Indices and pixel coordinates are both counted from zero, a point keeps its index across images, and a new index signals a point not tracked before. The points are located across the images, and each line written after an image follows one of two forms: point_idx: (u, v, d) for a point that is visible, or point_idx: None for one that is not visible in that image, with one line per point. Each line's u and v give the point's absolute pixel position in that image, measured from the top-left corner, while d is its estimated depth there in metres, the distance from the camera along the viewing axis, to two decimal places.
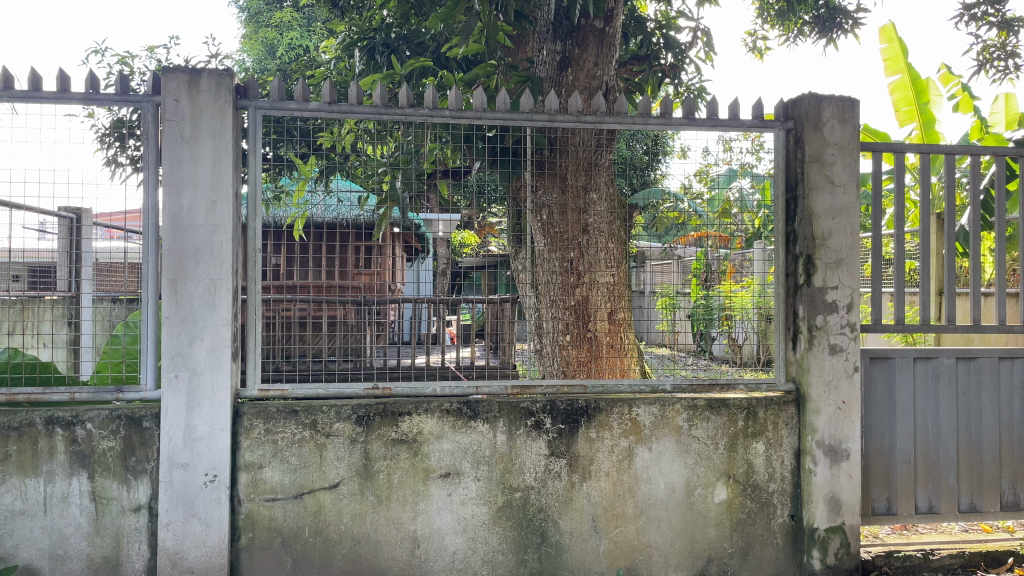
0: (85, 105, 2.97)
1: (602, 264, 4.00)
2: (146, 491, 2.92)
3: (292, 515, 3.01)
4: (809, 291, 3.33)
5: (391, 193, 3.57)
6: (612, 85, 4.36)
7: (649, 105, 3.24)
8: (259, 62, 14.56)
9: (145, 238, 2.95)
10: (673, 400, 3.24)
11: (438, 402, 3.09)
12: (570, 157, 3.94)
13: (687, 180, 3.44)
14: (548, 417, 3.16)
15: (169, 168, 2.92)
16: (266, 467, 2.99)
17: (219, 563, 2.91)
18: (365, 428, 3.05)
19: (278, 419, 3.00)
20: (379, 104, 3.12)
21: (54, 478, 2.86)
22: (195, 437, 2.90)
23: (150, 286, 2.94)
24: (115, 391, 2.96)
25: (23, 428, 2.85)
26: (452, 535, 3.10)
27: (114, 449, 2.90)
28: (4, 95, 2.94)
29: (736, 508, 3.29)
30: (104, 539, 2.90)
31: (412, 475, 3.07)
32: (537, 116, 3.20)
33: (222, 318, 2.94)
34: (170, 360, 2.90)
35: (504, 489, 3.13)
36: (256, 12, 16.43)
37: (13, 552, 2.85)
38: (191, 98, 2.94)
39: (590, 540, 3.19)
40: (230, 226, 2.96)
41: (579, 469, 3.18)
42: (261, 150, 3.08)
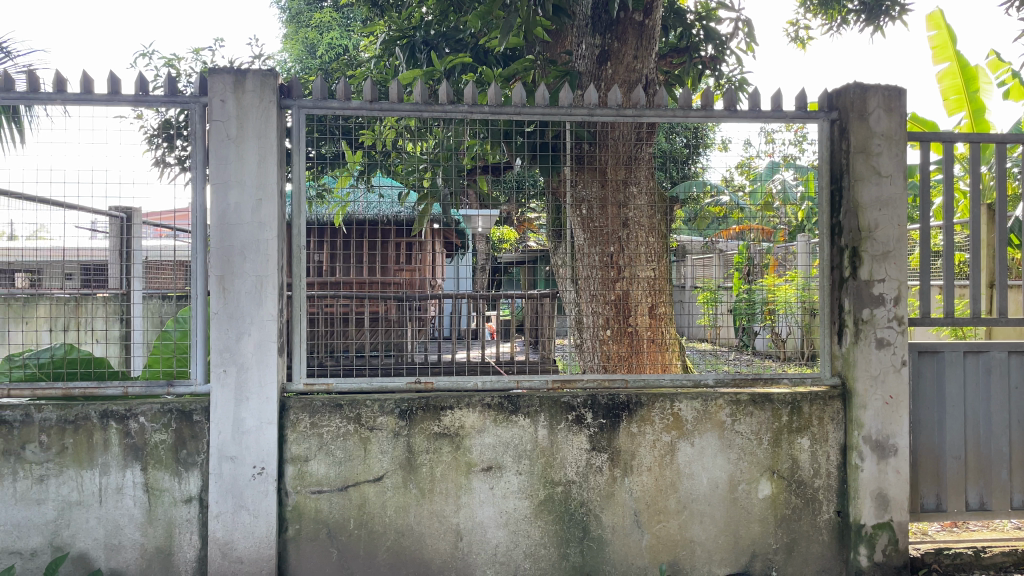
0: (134, 107, 3.05)
1: (643, 258, 3.94)
2: (197, 483, 2.99)
3: (337, 507, 3.06)
4: (855, 285, 3.27)
5: (432, 189, 3.63)
6: (651, 79, 4.33)
7: (690, 98, 3.21)
8: (300, 62, 14.77)
9: (193, 237, 3.02)
10: (716, 395, 3.22)
11: (479, 396, 3.11)
12: (610, 151, 3.87)
13: (728, 172, 3.44)
14: (590, 412, 3.16)
15: (216, 168, 2.98)
16: (312, 460, 3.05)
17: (267, 553, 2.97)
18: (408, 421, 3.08)
19: (324, 413, 3.05)
20: (420, 102, 3.15)
21: (109, 470, 2.95)
22: (243, 431, 2.96)
23: (199, 283, 3.01)
24: (166, 385, 3.03)
25: (78, 422, 2.93)
26: (494, 528, 3.13)
27: (166, 442, 2.98)
28: (57, 99, 3.03)
29: (781, 504, 3.26)
30: (157, 529, 2.98)
31: (454, 468, 3.10)
32: (576, 111, 3.20)
33: (269, 314, 3.00)
34: (218, 355, 2.97)
35: (546, 483, 3.14)
36: (297, 12, 16.62)
37: (69, 541, 2.94)
38: (237, 99, 3.00)
39: (632, 535, 3.19)
40: (276, 223, 3.01)
41: (620, 463, 3.18)
42: (305, 149, 3.13)
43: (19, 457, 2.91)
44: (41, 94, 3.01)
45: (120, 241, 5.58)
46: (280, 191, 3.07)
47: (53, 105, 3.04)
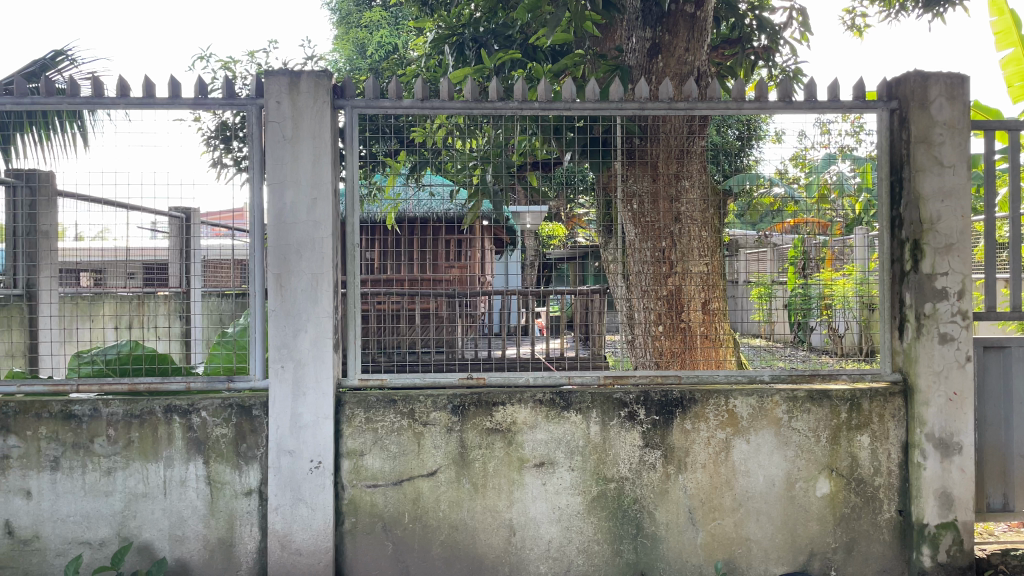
0: (193, 110, 3.12)
1: (695, 252, 3.90)
2: (256, 476, 3.06)
3: (392, 501, 3.09)
4: (917, 278, 3.18)
5: (481, 186, 3.56)
6: (704, 71, 4.27)
7: (744, 89, 3.16)
8: (351, 63, 14.97)
9: (252, 236, 3.08)
10: (772, 392, 3.17)
11: (530, 392, 3.12)
12: (661, 145, 3.77)
13: (783, 165, 3.33)
14: (642, 408, 3.14)
15: (273, 168, 3.04)
16: (367, 454, 3.09)
17: (325, 546, 3.03)
18: (460, 417, 3.10)
19: (378, 408, 3.09)
20: (470, 100, 3.17)
21: (173, 463, 3.04)
22: (301, 425, 3.02)
23: (257, 281, 3.08)
24: (227, 380, 3.11)
25: (144, 416, 3.03)
26: (547, 524, 3.13)
27: (227, 436, 3.05)
28: (121, 103, 3.12)
29: (840, 502, 3.19)
30: (218, 521, 3.06)
31: (507, 464, 3.12)
32: (627, 105, 3.17)
33: (324, 310, 3.05)
34: (276, 351, 3.03)
35: (598, 479, 3.13)
36: (348, 13, 16.85)
37: (136, 532, 3.03)
38: (292, 100, 3.05)
39: (687, 533, 3.16)
40: (330, 222, 3.06)
41: (674, 460, 3.15)
42: (358, 149, 3.18)
43: (88, 450, 3.02)
44: (105, 99, 3.11)
45: (181, 240, 5.74)
46: (334, 190, 3.12)
47: (117, 109, 3.14)
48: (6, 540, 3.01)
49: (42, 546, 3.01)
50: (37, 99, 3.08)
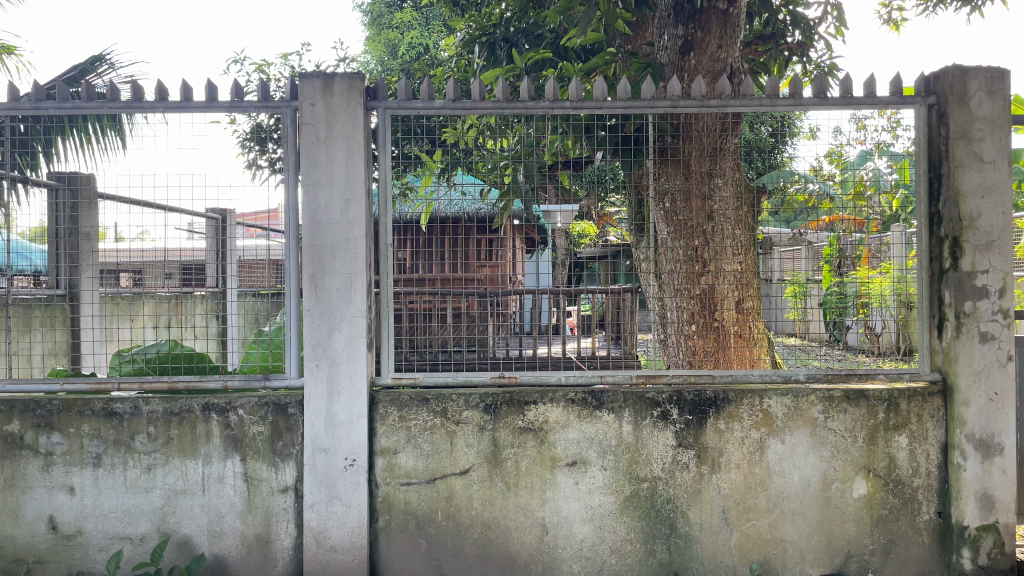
0: (230, 112, 3.17)
1: (729, 250, 3.83)
2: (292, 474, 3.10)
3: (426, 499, 3.12)
4: (956, 276, 3.13)
5: (513, 185, 3.59)
6: (736, 68, 4.24)
7: (778, 85, 3.13)
8: (381, 64, 15.06)
9: (287, 236, 3.12)
10: (808, 391, 3.13)
11: (563, 391, 3.12)
12: (694, 142, 3.79)
13: (817, 161, 3.30)
14: (675, 408, 3.12)
15: (307, 169, 3.08)
16: (401, 452, 3.12)
17: (359, 543, 3.06)
18: (493, 416, 3.11)
19: (411, 407, 3.11)
20: (501, 99, 3.17)
21: (211, 460, 3.09)
22: (335, 423, 3.06)
23: (292, 281, 3.12)
24: (263, 378, 3.15)
25: (183, 414, 3.08)
26: (580, 523, 3.13)
27: (263, 433, 3.10)
28: (159, 107, 3.18)
29: (878, 503, 3.15)
30: (256, 518, 3.10)
31: (539, 463, 3.12)
32: (659, 102, 3.15)
33: (358, 310, 3.08)
34: (311, 350, 3.07)
35: (631, 479, 3.12)
36: (378, 14, 16.97)
37: (175, 527, 3.09)
38: (326, 102, 3.09)
39: (720, 533, 3.14)
40: (364, 223, 3.09)
41: (708, 460, 3.13)
42: (390, 150, 3.20)
43: (129, 447, 3.08)
44: (144, 103, 3.17)
45: (217, 241, 5.83)
46: (367, 191, 3.15)
47: (155, 113, 3.20)
48: (51, 535, 3.08)
49: (85, 541, 3.08)
50: (78, 103, 3.14)
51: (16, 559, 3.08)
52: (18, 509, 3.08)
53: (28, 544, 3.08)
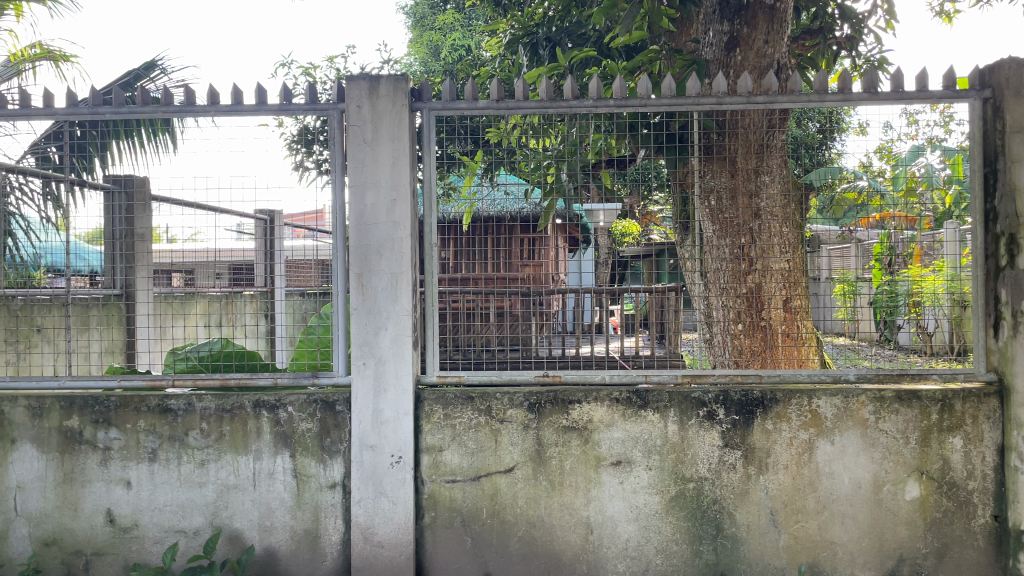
0: (279, 115, 3.23)
1: (776, 249, 3.79)
2: (340, 470, 3.15)
3: (471, 496, 3.14)
4: (1013, 274, 3.04)
5: (556, 184, 3.53)
6: (784, 63, 4.18)
7: (826, 80, 3.07)
8: (424, 66, 15.18)
9: (334, 236, 3.18)
10: (858, 391, 3.07)
11: (607, 390, 3.11)
12: (740, 139, 3.74)
13: (866, 158, 3.23)
14: (722, 408, 3.09)
15: (354, 170, 3.12)
16: (446, 450, 3.14)
17: (406, 539, 3.09)
18: (537, 414, 3.12)
19: (456, 405, 3.14)
20: (545, 99, 3.17)
21: (261, 455, 3.15)
22: (382, 421, 3.10)
23: (340, 281, 3.17)
24: (311, 376, 3.20)
25: (234, 410, 3.15)
26: (625, 522, 3.12)
27: (312, 430, 3.15)
28: (211, 111, 3.25)
29: (931, 506, 3.08)
30: (305, 513, 3.16)
31: (584, 462, 3.12)
32: (705, 100, 3.13)
33: (403, 309, 3.11)
34: (358, 348, 3.11)
35: (677, 479, 3.11)
36: (421, 16, 17.10)
37: (227, 521, 3.16)
38: (372, 103, 3.13)
39: (768, 534, 3.10)
40: (409, 223, 3.13)
41: (755, 461, 3.09)
42: (435, 150, 3.23)
43: (183, 443, 3.16)
44: (197, 107, 3.24)
45: (265, 241, 5.95)
46: (412, 191, 3.18)
47: (207, 117, 3.28)
48: (108, 527, 3.18)
49: (141, 534, 3.17)
50: (133, 108, 3.21)
51: (75, 551, 3.18)
52: (78, 502, 3.18)
53: (86, 536, 3.18)
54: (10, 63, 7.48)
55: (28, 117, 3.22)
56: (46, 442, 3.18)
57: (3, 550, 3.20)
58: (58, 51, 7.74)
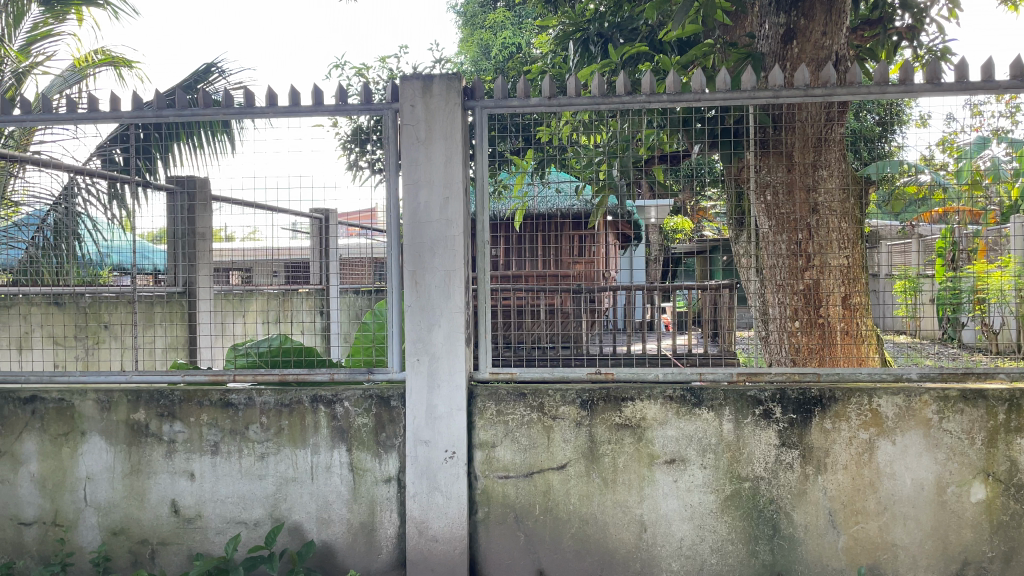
0: (334, 116, 3.29)
1: (835, 245, 3.72)
2: (395, 464, 3.20)
3: (524, 492, 3.15)
4: None
5: (609, 181, 3.62)
6: (843, 55, 4.09)
7: (888, 71, 3.00)
8: (476, 64, 15.24)
9: (389, 234, 3.22)
10: (920, 391, 2.99)
11: (661, 388, 3.09)
12: (797, 133, 3.67)
13: (929, 150, 3.17)
14: (778, 407, 3.04)
15: (407, 169, 3.16)
16: (499, 446, 3.16)
17: (460, 534, 3.12)
18: (589, 412, 3.12)
19: (508, 401, 3.15)
20: (597, 95, 3.16)
21: (319, 449, 3.22)
22: (436, 416, 3.13)
23: (394, 279, 3.21)
24: (367, 371, 3.25)
25: (293, 405, 3.22)
26: (679, 521, 3.10)
27: (368, 425, 3.20)
28: (270, 112, 3.33)
29: (998, 509, 2.98)
30: (361, 506, 3.21)
31: (637, 460, 3.10)
32: (760, 93, 3.07)
33: (457, 305, 3.14)
34: (412, 345, 3.15)
35: (732, 478, 3.07)
36: (472, 15, 17.19)
37: (287, 513, 3.24)
38: (425, 102, 3.16)
39: (827, 535, 3.05)
40: (462, 220, 3.15)
41: (814, 460, 3.04)
42: (488, 147, 3.24)
43: (244, 436, 3.24)
44: (256, 108, 3.32)
45: (320, 240, 6.05)
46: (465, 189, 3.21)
47: (266, 119, 3.35)
48: (173, 517, 3.28)
49: (204, 524, 3.26)
50: (195, 111, 3.30)
51: (141, 540, 3.29)
52: (144, 492, 3.29)
53: (152, 526, 3.29)
54: (77, 69, 7.79)
55: (96, 120, 3.33)
56: (114, 434, 3.29)
57: (74, 537, 3.32)
58: (122, 56, 8.00)
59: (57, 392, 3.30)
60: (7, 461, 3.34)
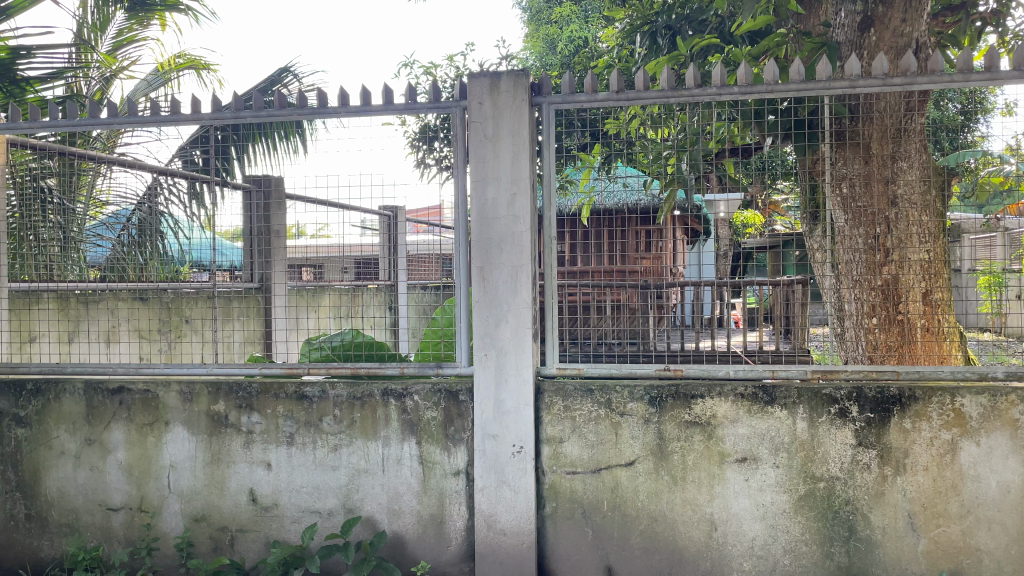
0: (404, 115, 3.33)
1: (915, 240, 3.58)
2: (463, 458, 3.24)
3: (592, 488, 3.15)
4: None
5: (677, 175, 3.54)
6: (924, 42, 3.94)
7: (972, 58, 2.87)
8: (541, 60, 15.23)
9: (457, 230, 3.25)
10: (1007, 390, 2.87)
11: (732, 385, 3.04)
12: (875, 124, 3.58)
13: (1014, 140, 3.01)
14: (855, 406, 2.96)
15: (475, 166, 3.19)
16: (567, 441, 3.16)
17: (528, 529, 3.14)
18: (658, 409, 3.09)
19: (576, 397, 3.15)
20: (666, 88, 3.11)
21: (390, 442, 3.28)
22: (503, 411, 3.15)
23: (462, 275, 3.25)
24: (436, 366, 3.30)
25: (364, 398, 3.29)
26: (751, 521, 3.05)
27: (436, 418, 3.25)
28: (343, 112, 3.40)
29: None
30: (430, 498, 3.26)
31: (707, 458, 3.07)
32: (836, 84, 2.99)
33: (524, 301, 3.15)
34: (480, 340, 3.18)
35: (806, 478, 3.01)
36: (538, 12, 17.20)
37: (359, 504, 3.31)
38: (494, 99, 3.18)
39: (906, 538, 2.95)
40: (529, 216, 3.15)
41: (892, 461, 2.95)
42: (555, 143, 3.24)
43: (318, 428, 3.32)
44: (330, 108, 3.39)
45: (389, 236, 6.15)
46: (533, 185, 3.21)
47: (339, 119, 3.42)
48: (251, 505, 3.39)
49: (280, 513, 3.37)
50: (272, 112, 3.38)
51: (221, 527, 3.41)
52: (224, 481, 3.41)
53: (231, 514, 3.41)
54: (159, 73, 8.10)
55: (178, 122, 3.46)
56: (196, 425, 3.42)
57: (159, 523, 3.47)
58: (201, 60, 8.27)
59: (143, 384, 3.46)
60: (97, 449, 3.51)
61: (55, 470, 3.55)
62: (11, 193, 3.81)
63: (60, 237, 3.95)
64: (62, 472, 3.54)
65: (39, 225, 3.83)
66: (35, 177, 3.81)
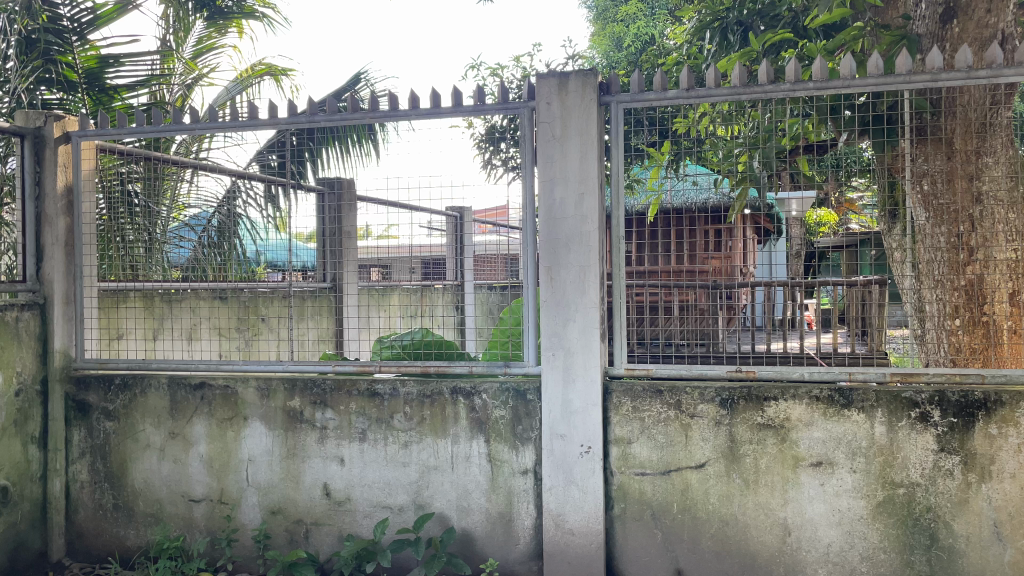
0: (473, 116, 3.37)
1: (1001, 237, 3.43)
2: (532, 457, 3.25)
3: (661, 490, 3.12)
4: None
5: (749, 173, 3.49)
6: (1011, 33, 3.74)
7: None
8: (608, 58, 15.12)
9: (525, 230, 3.27)
10: None
11: (806, 388, 2.98)
12: (957, 119, 3.49)
13: None
14: (937, 410, 2.86)
15: (543, 165, 3.20)
16: (635, 442, 3.15)
17: (596, 529, 3.13)
18: (729, 411, 3.05)
19: (644, 398, 3.13)
20: (738, 85, 3.07)
21: (459, 439, 3.32)
22: (571, 410, 3.15)
23: (529, 274, 3.26)
24: (504, 364, 3.31)
25: (434, 396, 3.34)
26: (826, 526, 2.98)
27: (505, 417, 3.27)
28: (412, 114, 3.45)
29: None
30: (499, 496, 3.29)
31: (781, 461, 3.01)
32: (917, 77, 2.91)
33: (591, 301, 3.15)
34: (548, 339, 3.19)
35: (885, 484, 2.92)
36: (604, 10, 17.11)
37: (429, 501, 3.36)
38: (561, 99, 3.18)
39: (992, 548, 2.84)
40: (597, 216, 3.15)
41: (976, 468, 2.84)
42: (623, 142, 3.22)
43: (389, 425, 3.39)
44: (401, 111, 3.45)
45: (457, 236, 6.20)
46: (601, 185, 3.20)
47: (410, 121, 3.48)
48: (325, 499, 3.48)
49: (353, 507, 3.44)
50: (345, 115, 3.44)
51: (297, 519, 3.51)
52: (300, 475, 3.50)
53: (306, 507, 3.50)
54: (237, 79, 8.38)
55: (257, 127, 3.57)
56: (273, 420, 3.53)
57: (238, 515, 3.59)
58: (277, 66, 8.50)
59: (223, 380, 3.58)
60: (180, 442, 3.65)
61: (142, 462, 3.71)
62: (100, 195, 3.98)
63: (145, 236, 4.18)
64: (147, 463, 3.70)
65: (126, 221, 4.08)
66: (122, 179, 4.11)
